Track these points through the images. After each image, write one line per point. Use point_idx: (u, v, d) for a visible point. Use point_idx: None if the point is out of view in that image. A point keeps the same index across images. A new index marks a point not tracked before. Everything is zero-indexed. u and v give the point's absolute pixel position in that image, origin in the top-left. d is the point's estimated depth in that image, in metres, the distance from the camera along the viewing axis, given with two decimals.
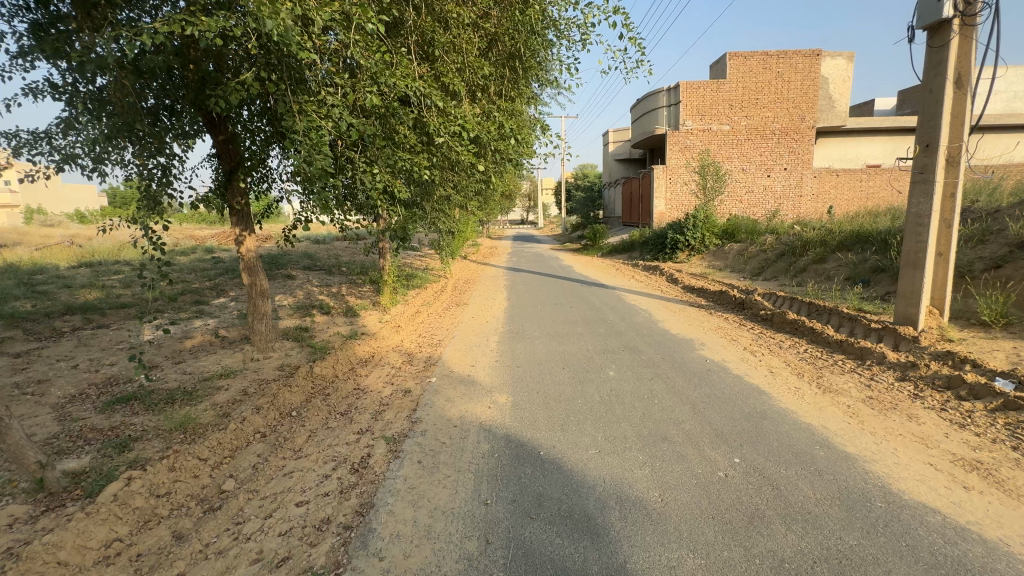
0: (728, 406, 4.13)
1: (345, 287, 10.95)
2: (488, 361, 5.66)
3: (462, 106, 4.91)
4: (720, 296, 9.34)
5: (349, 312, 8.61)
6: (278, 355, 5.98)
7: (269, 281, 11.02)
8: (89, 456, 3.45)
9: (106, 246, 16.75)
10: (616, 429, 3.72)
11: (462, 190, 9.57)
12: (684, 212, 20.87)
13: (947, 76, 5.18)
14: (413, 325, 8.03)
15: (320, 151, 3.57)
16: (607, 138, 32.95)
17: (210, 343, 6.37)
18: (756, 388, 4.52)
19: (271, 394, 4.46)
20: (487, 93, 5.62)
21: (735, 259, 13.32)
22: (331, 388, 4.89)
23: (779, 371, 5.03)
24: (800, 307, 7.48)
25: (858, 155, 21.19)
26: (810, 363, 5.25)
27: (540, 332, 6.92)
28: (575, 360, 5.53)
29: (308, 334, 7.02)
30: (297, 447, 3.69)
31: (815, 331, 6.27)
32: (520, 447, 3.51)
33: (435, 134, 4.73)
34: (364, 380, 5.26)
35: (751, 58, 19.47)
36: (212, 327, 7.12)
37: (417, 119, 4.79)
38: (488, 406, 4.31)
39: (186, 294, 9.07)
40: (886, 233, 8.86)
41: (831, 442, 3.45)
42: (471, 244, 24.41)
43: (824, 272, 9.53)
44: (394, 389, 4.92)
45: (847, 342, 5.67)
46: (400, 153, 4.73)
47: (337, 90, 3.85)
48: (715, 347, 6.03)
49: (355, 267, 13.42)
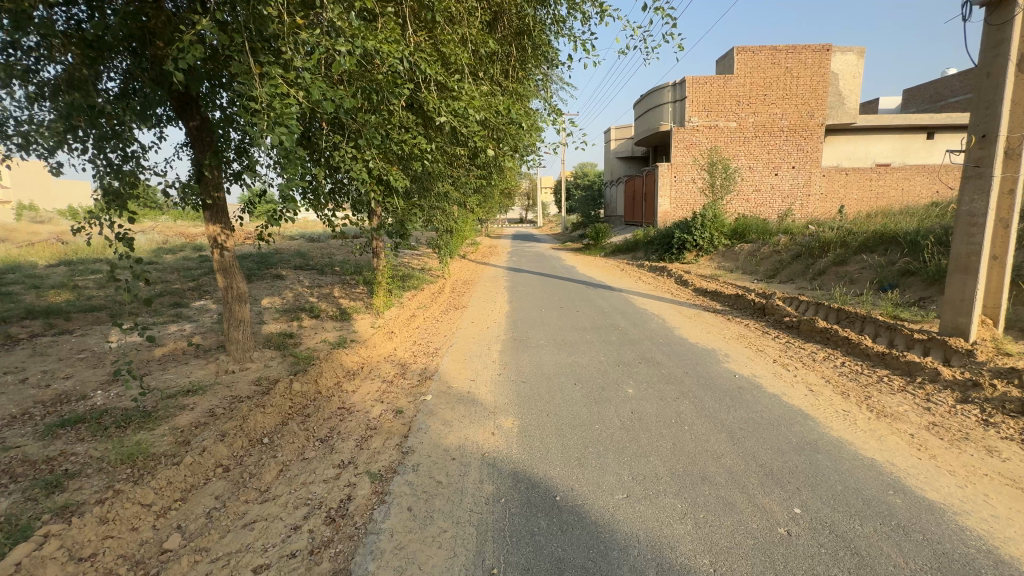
0: (772, 434, 3.54)
1: (337, 288, 10.34)
2: (491, 374, 5.08)
3: (463, 85, 4.32)
4: (735, 299, 8.76)
5: (339, 316, 7.99)
6: (256, 367, 5.36)
7: (257, 282, 10.40)
8: (10, 498, 2.86)
9: (89, 245, 16.10)
10: (644, 464, 3.14)
11: (461, 186, 8.99)
12: (689, 211, 20.30)
13: (1009, 57, 4.61)
14: (408, 330, 7.43)
15: (286, 124, 3.00)
16: (608, 136, 32.39)
17: (183, 353, 5.76)
18: (798, 411, 3.94)
19: (240, 417, 3.85)
20: (492, 74, 5.04)
21: (746, 260, 12.78)
22: (313, 408, 4.30)
23: (821, 391, 4.44)
24: (828, 313, 6.91)
25: (867, 154, 20.68)
26: (853, 380, 4.67)
27: (546, 339, 6.38)
28: (587, 373, 4.97)
29: (292, 341, 6.42)
30: (265, 486, 3.09)
31: (850, 341, 5.69)
32: (532, 488, 2.92)
33: (431, 116, 4.13)
34: (351, 396, 4.67)
35: (759, 53, 18.89)
36: (187, 333, 6.51)
37: (411, 99, 4.28)
38: (492, 432, 3.71)
39: (164, 297, 8.44)
40: (915, 233, 8.30)
41: (905, 485, 2.88)
42: (470, 244, 23.84)
43: (846, 274, 8.97)
44: (385, 408, 4.32)
45: (890, 356, 5.09)
46: (392, 137, 4.20)
47: (308, 55, 3.33)
48: (742, 359, 5.44)
49: (350, 267, 12.82)
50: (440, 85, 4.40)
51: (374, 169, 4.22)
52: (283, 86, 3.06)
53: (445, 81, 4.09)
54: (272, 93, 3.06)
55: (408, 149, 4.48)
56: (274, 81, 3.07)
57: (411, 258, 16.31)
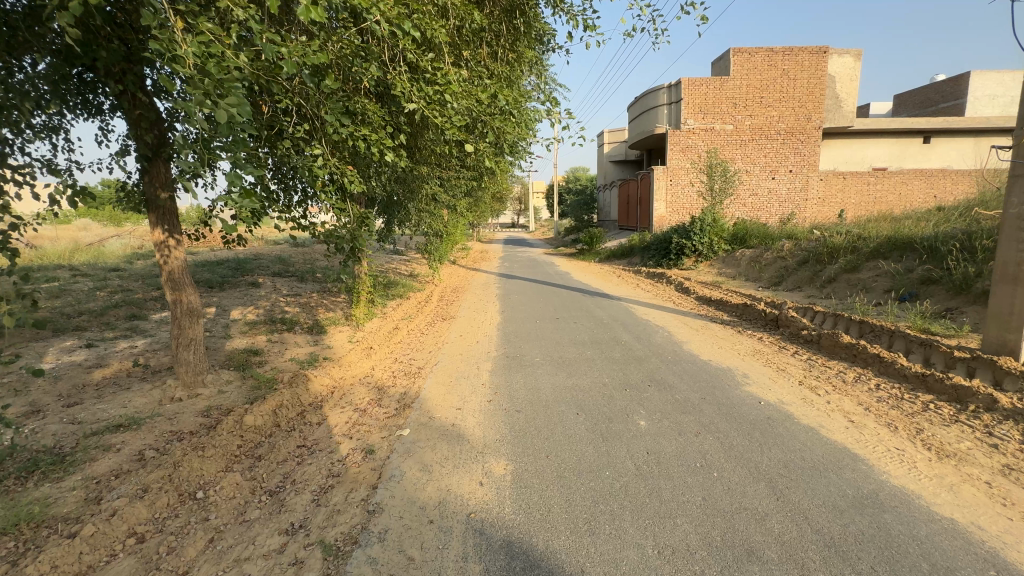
0: (821, 483, 2.92)
1: (317, 296, 9.63)
2: (478, 401, 4.41)
3: (444, 63, 3.71)
4: (744, 309, 8.17)
5: (314, 328, 7.27)
6: (208, 394, 4.62)
7: (229, 290, 9.66)
8: None
9: (56, 251, 15.28)
10: (671, 529, 2.51)
11: (449, 187, 8.36)
12: (685, 215, 19.83)
13: None
14: (389, 346, 6.71)
15: (222, 92, 2.31)
16: (602, 140, 32.00)
17: (125, 377, 4.98)
18: (842, 450, 3.32)
19: (170, 465, 3.13)
20: (478, 56, 4.43)
21: (748, 267, 12.26)
22: (267, 449, 3.58)
23: (863, 421, 3.84)
24: (848, 326, 6.33)
25: (863, 158, 20.33)
26: (898, 409, 4.05)
27: (542, 356, 5.74)
28: (589, 399, 4.33)
29: (257, 360, 5.71)
30: (184, 567, 2.39)
31: (882, 360, 5.09)
32: (532, 570, 2.25)
33: (404, 100, 3.50)
34: (313, 431, 3.97)
35: (756, 54, 18.49)
36: (138, 351, 5.78)
37: (375, 78, 3.71)
38: (480, 481, 3.06)
39: (122, 308, 7.69)
40: (934, 238, 7.76)
41: (1005, 561, 2.26)
42: (460, 249, 23.21)
43: (858, 283, 8.42)
44: (352, 447, 3.63)
45: (932, 378, 4.50)
46: (355, 127, 3.58)
47: (254, 10, 2.68)
48: (763, 381, 4.81)
49: (331, 273, 12.09)
50: (415, 66, 3.80)
51: (333, 164, 3.56)
52: (217, 43, 2.35)
53: (419, 60, 3.52)
54: (201, 53, 2.35)
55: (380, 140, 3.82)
56: (205, 36, 2.35)
57: (398, 264, 15.63)
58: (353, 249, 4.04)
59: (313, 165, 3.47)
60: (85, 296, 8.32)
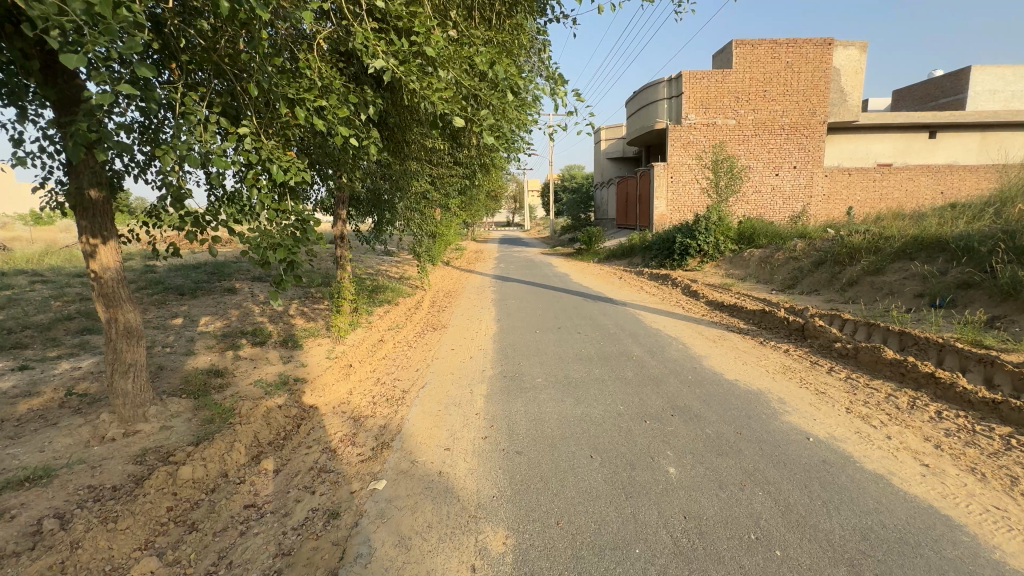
0: (913, 567, 2.22)
1: (297, 304, 8.89)
2: (470, 438, 3.71)
3: (418, 14, 2.99)
4: (762, 316, 7.48)
5: (288, 342, 6.54)
6: (149, 432, 3.85)
7: (202, 298, 8.88)
8: None
9: (28, 254, 14.50)
10: None
11: (440, 184, 7.66)
12: (686, 213, 19.19)
13: None
14: (372, 363, 5.97)
15: None
16: (597, 136, 31.36)
17: (55, 410, 4.21)
18: (927, 512, 2.64)
19: (65, 547, 2.40)
20: (464, 15, 3.72)
21: (758, 268, 11.62)
22: (203, 513, 2.83)
23: (939, 465, 3.15)
24: (885, 337, 5.65)
25: (868, 154, 19.64)
26: (979, 448, 3.36)
27: (544, 376, 5.03)
28: (602, 434, 3.64)
29: (217, 384, 4.96)
30: None
31: (937, 381, 4.40)
32: None
33: (365, 60, 2.78)
34: (268, 484, 3.23)
35: (759, 46, 17.80)
36: (80, 374, 5.01)
37: (321, 32, 3.02)
38: (469, 567, 2.33)
39: (75, 320, 6.89)
40: (970, 237, 7.10)
41: None
42: (454, 249, 22.64)
43: (884, 286, 7.76)
44: (313, 509, 2.90)
45: (1005, 406, 3.81)
46: (303, 97, 2.86)
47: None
48: (803, 408, 4.13)
49: (316, 277, 11.33)
50: (382, 21, 3.09)
51: (276, 153, 2.81)
52: None
53: (388, 7, 2.80)
54: None
55: (342, 121, 3.09)
56: None
57: (388, 266, 14.89)
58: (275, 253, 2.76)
59: (249, 150, 2.72)
60: (36, 307, 7.50)
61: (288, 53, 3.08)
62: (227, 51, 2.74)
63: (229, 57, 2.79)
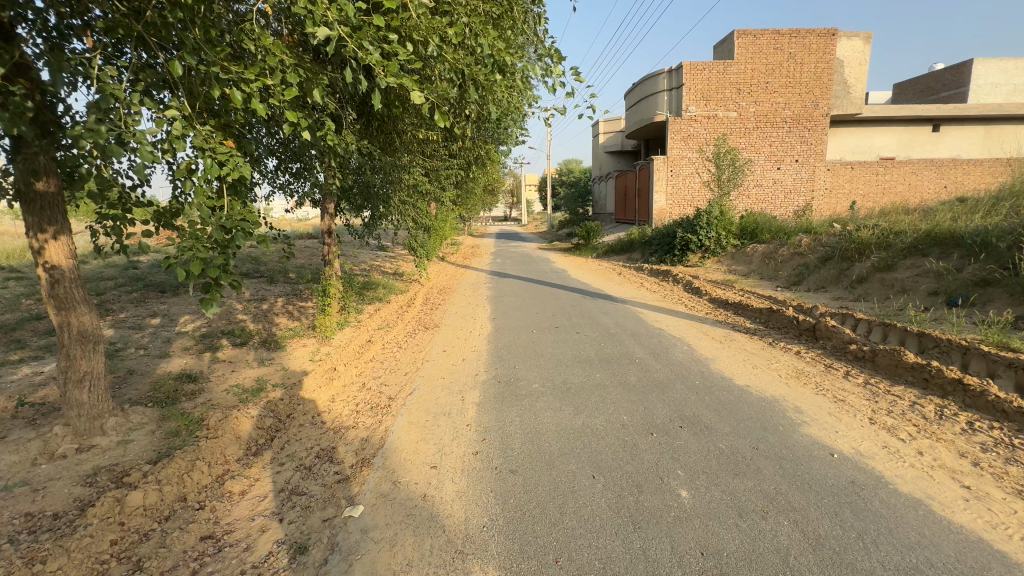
0: None
1: (283, 301, 8.52)
2: (458, 455, 3.35)
3: None
4: (769, 316, 7.12)
5: (270, 343, 6.17)
6: (106, 446, 3.49)
7: (183, 296, 8.47)
8: None
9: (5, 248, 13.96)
10: None
11: (434, 177, 7.30)
12: (686, 207, 18.83)
13: None
14: (358, 366, 5.61)
15: None
16: (596, 130, 30.95)
17: (6, 422, 3.84)
18: (978, 548, 2.31)
19: None
20: None
21: (761, 263, 11.31)
22: (151, 548, 2.48)
23: (983, 487, 2.82)
24: (902, 338, 5.30)
25: (869, 147, 19.29)
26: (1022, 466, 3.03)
27: (540, 382, 4.68)
28: (600, 452, 3.28)
29: (189, 391, 4.60)
30: None
31: (966, 388, 4.08)
32: None
33: (309, 31, 2.36)
34: (232, 509, 2.89)
35: (761, 36, 17.41)
36: (40, 380, 4.63)
37: (267, 2, 2.65)
38: None
39: (43, 320, 6.48)
40: (987, 232, 6.78)
41: None
42: (448, 244, 22.26)
43: (895, 283, 7.44)
44: (279, 540, 2.56)
45: None
46: (242, 74, 2.44)
47: None
48: (821, 419, 3.78)
49: (306, 272, 10.95)
50: None
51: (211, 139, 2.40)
52: None
53: None
54: None
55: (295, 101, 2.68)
56: None
57: (382, 261, 14.50)
58: (222, 252, 2.37)
59: (180, 134, 2.31)
60: (4, 305, 7.08)
61: (230, 25, 2.69)
62: (152, 19, 2.35)
63: (155, 27, 2.39)
